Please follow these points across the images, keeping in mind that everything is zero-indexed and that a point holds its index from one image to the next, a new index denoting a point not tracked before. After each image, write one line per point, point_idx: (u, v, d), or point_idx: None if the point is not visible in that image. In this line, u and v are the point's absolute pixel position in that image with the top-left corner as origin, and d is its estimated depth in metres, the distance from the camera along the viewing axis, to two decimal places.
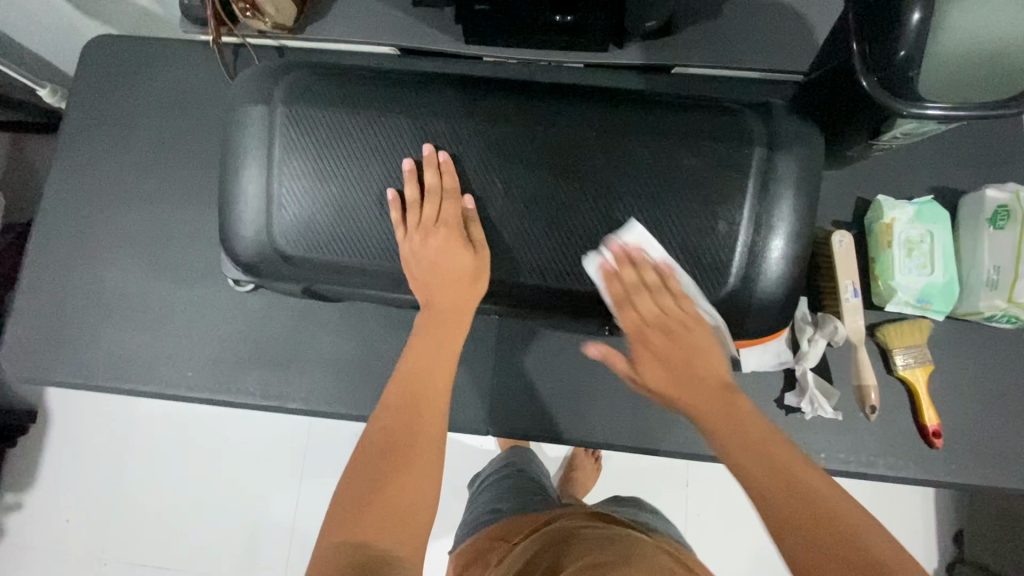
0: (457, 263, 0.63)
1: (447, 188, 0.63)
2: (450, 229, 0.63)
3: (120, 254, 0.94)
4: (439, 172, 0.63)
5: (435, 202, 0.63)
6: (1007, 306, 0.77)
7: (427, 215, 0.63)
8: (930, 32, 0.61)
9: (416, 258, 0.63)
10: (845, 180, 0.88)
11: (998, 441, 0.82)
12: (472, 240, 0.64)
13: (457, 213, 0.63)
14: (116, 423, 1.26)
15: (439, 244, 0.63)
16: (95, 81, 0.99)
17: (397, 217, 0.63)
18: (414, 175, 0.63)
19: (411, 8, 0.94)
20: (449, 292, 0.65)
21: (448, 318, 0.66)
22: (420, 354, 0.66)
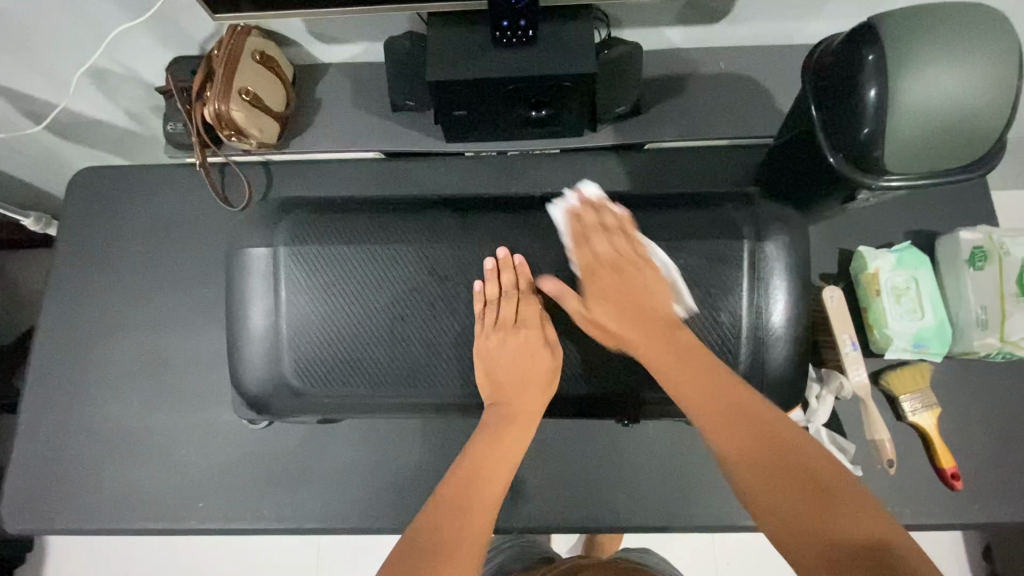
0: (538, 361, 0.65)
1: (523, 288, 0.66)
2: (530, 328, 0.66)
3: (120, 384, 0.93)
4: (515, 273, 0.66)
5: (514, 302, 0.65)
6: (1002, 344, 0.80)
7: (506, 315, 0.65)
8: (890, 107, 0.63)
9: (490, 357, 0.65)
10: (826, 233, 0.91)
11: (1017, 475, 0.83)
12: (548, 340, 0.67)
13: (535, 314, 0.66)
14: (120, 545, 1.21)
15: (516, 343, 0.65)
16: (82, 212, 1.00)
17: (478, 311, 0.65)
18: (492, 274, 0.66)
19: (391, 114, 0.98)
20: (520, 393, 0.64)
21: (513, 425, 0.63)
22: (482, 462, 0.61)
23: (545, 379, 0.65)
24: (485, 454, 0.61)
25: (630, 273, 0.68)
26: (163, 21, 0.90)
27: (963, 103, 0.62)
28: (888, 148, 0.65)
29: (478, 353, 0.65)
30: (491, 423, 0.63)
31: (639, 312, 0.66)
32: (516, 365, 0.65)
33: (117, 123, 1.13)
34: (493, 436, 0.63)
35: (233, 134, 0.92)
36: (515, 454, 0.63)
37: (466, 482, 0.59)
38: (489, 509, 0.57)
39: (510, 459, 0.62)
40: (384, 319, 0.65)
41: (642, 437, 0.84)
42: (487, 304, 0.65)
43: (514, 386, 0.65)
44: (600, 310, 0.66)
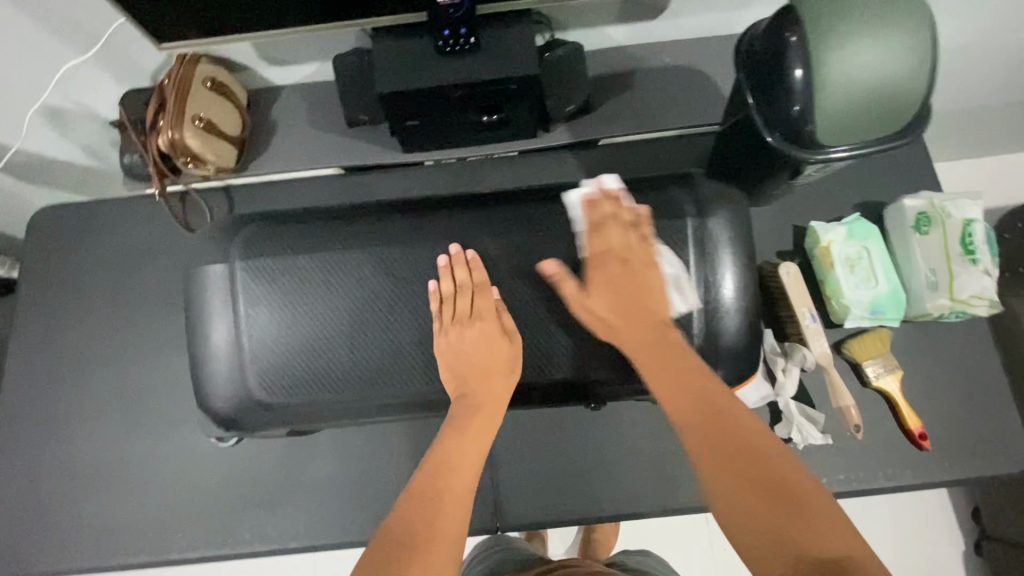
0: (498, 352, 0.65)
1: (478, 282, 0.67)
2: (488, 321, 0.66)
3: (92, 421, 0.92)
4: (469, 269, 0.66)
5: (469, 297, 0.66)
6: (952, 303, 0.82)
7: (462, 310, 0.65)
8: (815, 85, 0.66)
9: (452, 353, 0.65)
10: (778, 212, 0.94)
11: (981, 429, 0.85)
12: (505, 327, 0.66)
13: (491, 305, 0.66)
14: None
15: (475, 336, 0.65)
16: (43, 252, 0.99)
17: (434, 310, 0.66)
18: (447, 272, 0.66)
19: (347, 130, 0.99)
20: (486, 385, 0.65)
21: (482, 413, 0.64)
22: (452, 452, 0.62)
23: (507, 369, 0.65)
24: (456, 445, 0.62)
25: (636, 269, 0.67)
26: (113, 56, 0.91)
27: (884, 74, 0.65)
28: (818, 122, 0.68)
29: (440, 350, 0.65)
30: (459, 416, 0.63)
31: (632, 305, 0.66)
32: (479, 359, 0.65)
33: (76, 161, 1.13)
34: (462, 427, 0.63)
35: (189, 161, 0.93)
36: (485, 442, 0.63)
37: (431, 476, 0.60)
38: (462, 497, 0.59)
39: (480, 446, 0.63)
40: (346, 325, 0.65)
41: (617, 426, 0.85)
42: (444, 300, 0.66)
43: (478, 379, 0.65)
44: (597, 296, 0.66)
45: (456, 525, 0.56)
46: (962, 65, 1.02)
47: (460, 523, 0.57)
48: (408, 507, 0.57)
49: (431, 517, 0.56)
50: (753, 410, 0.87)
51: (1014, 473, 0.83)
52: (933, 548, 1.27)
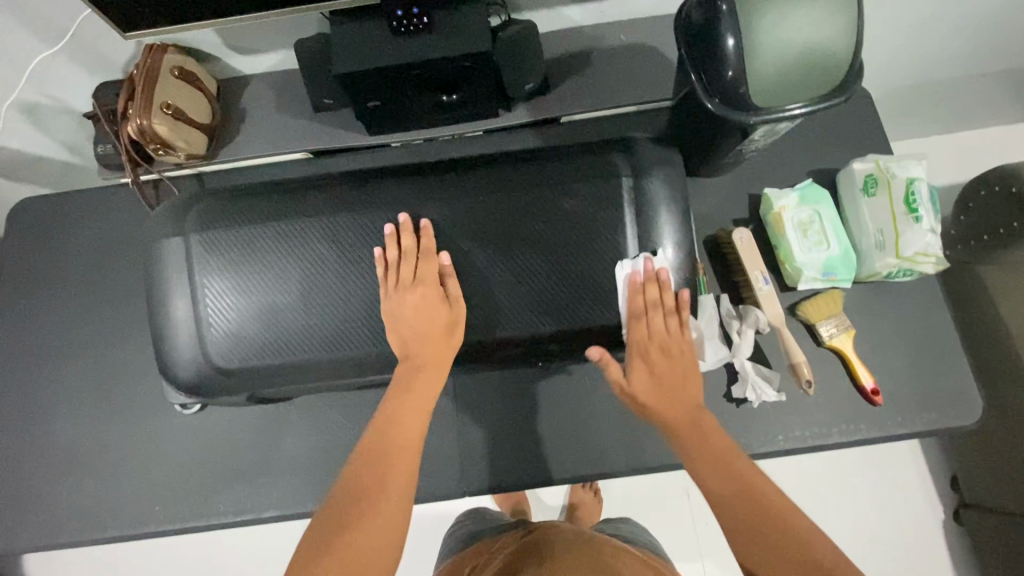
0: (439, 317, 0.68)
1: (425, 248, 0.69)
2: (428, 285, 0.68)
3: (71, 404, 0.95)
4: (414, 237, 0.69)
5: (413, 262, 0.68)
6: (899, 261, 0.85)
7: (405, 275, 0.67)
8: (746, 50, 0.69)
9: (396, 317, 0.67)
10: (733, 181, 0.97)
11: (932, 384, 0.88)
12: (449, 294, 0.69)
13: (434, 271, 0.69)
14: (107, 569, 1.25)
15: (417, 299, 0.67)
16: (22, 242, 1.02)
17: (381, 274, 0.68)
18: (393, 239, 0.69)
19: (314, 115, 1.02)
20: (426, 345, 0.67)
21: (426, 375, 0.66)
22: (396, 417, 0.64)
23: (447, 331, 0.68)
24: (400, 403, 0.65)
25: (676, 355, 0.71)
26: (81, 49, 0.94)
27: (810, 36, 0.68)
28: (753, 84, 0.70)
29: (385, 314, 0.67)
30: (403, 376, 0.66)
31: (677, 387, 0.71)
32: (421, 322, 0.67)
33: (55, 157, 1.16)
34: (406, 386, 0.66)
35: (159, 148, 0.96)
36: (428, 400, 0.66)
37: (378, 443, 0.63)
38: (409, 452, 0.63)
39: (424, 404, 0.66)
40: (301, 290, 0.68)
41: (578, 390, 0.89)
42: (389, 267, 0.68)
43: (420, 340, 0.67)
44: (641, 384, 0.71)
45: (404, 478, 0.60)
46: (914, 35, 1.04)
47: (402, 487, 0.60)
48: (361, 467, 0.61)
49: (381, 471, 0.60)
50: (711, 373, 0.89)
51: (963, 425, 0.86)
52: (907, 512, 1.29)
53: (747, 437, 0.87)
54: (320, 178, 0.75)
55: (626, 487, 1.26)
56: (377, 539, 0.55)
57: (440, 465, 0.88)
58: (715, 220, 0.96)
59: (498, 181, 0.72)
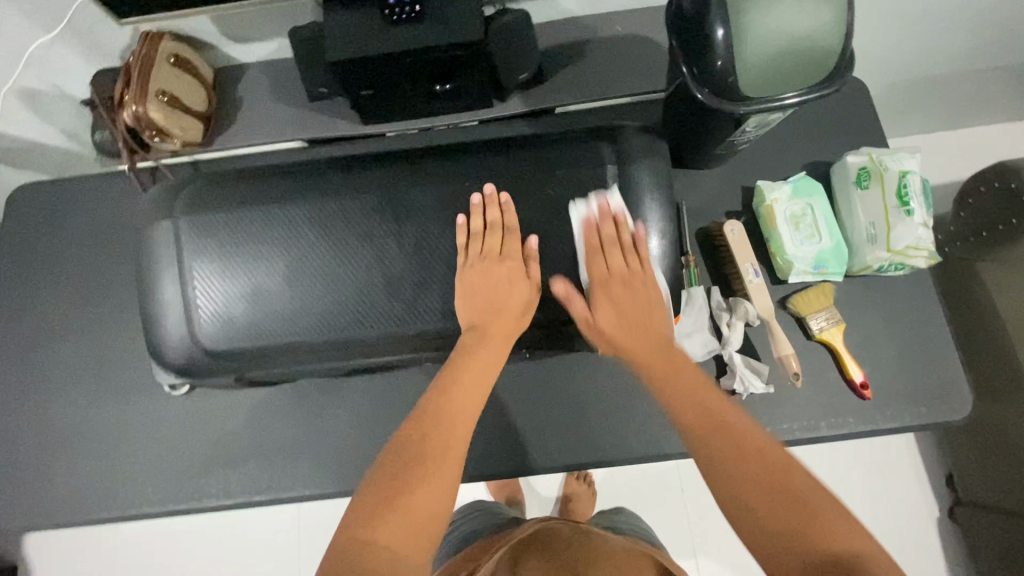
0: (516, 292, 0.70)
1: (510, 224, 0.71)
2: (514, 260, 0.70)
3: (67, 388, 0.96)
4: (501, 210, 0.71)
5: (500, 236, 0.70)
6: (890, 255, 0.85)
7: (491, 246, 0.69)
8: (736, 39, 0.69)
9: (471, 287, 0.69)
10: (726, 173, 0.97)
11: (922, 377, 0.88)
12: (530, 273, 0.70)
13: (519, 248, 0.71)
14: (108, 551, 1.28)
15: (499, 272, 0.69)
16: (20, 227, 1.03)
17: (462, 244, 0.70)
18: (479, 209, 0.70)
19: (309, 104, 1.03)
20: (497, 320, 0.68)
21: (487, 348, 0.67)
22: (455, 384, 0.65)
23: (521, 310, 0.70)
24: (466, 372, 0.65)
25: (637, 288, 0.72)
26: (78, 36, 0.95)
27: (799, 27, 0.68)
28: (742, 73, 0.70)
29: (460, 282, 0.69)
30: (469, 347, 0.67)
31: (638, 323, 0.71)
32: (495, 295, 0.68)
33: (55, 143, 1.17)
34: (472, 356, 0.66)
35: (155, 135, 0.97)
36: (491, 373, 0.67)
37: (433, 412, 0.63)
38: (468, 423, 0.63)
39: (484, 380, 0.66)
40: (289, 274, 0.68)
41: (566, 379, 0.90)
42: (473, 237, 0.70)
43: (492, 314, 0.68)
44: (604, 317, 0.70)
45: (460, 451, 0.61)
46: (913, 28, 1.03)
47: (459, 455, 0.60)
48: (414, 434, 0.61)
49: (440, 439, 0.60)
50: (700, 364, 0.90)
51: (952, 419, 0.86)
52: (901, 509, 1.29)
53: None
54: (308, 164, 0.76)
55: (619, 478, 1.26)
56: (432, 504, 0.56)
57: None
58: (707, 212, 0.96)
59: (482, 170, 0.72)
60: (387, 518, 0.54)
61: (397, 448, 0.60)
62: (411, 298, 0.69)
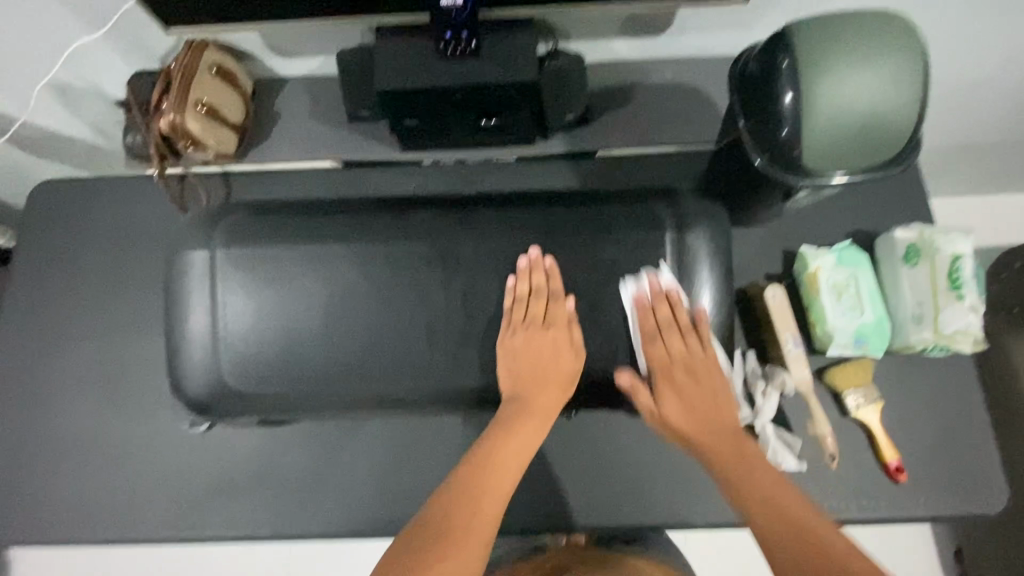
0: (562, 361, 0.70)
1: (554, 290, 0.70)
2: (558, 327, 0.69)
3: (72, 397, 0.92)
4: (546, 276, 0.70)
5: (544, 301, 0.69)
6: (936, 337, 0.82)
7: (536, 313, 0.68)
8: (806, 109, 0.66)
9: (513, 353, 0.69)
10: (770, 234, 0.94)
11: (958, 466, 0.85)
12: (574, 342, 0.70)
13: (564, 313, 0.70)
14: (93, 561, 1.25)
15: (544, 340, 0.69)
16: (40, 226, 1.00)
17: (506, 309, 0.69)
18: (526, 273, 0.69)
19: (348, 125, 1.00)
20: (541, 390, 0.69)
21: (530, 419, 0.68)
22: (495, 453, 0.66)
23: (566, 380, 0.70)
24: (504, 445, 0.67)
25: (702, 377, 0.72)
26: (121, 38, 0.93)
27: (876, 101, 0.65)
28: (808, 146, 0.68)
29: (503, 347, 0.68)
30: (509, 416, 0.68)
31: (707, 416, 0.71)
32: (538, 364, 0.68)
33: (84, 138, 1.15)
34: (512, 425, 0.68)
35: (189, 144, 0.94)
36: (530, 444, 0.68)
37: (469, 480, 0.64)
38: (499, 499, 0.63)
39: (522, 454, 0.67)
40: (325, 317, 0.67)
41: (589, 435, 0.87)
42: (518, 301, 0.69)
43: (535, 382, 0.69)
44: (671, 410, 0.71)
45: (488, 530, 0.60)
46: (964, 99, 1.02)
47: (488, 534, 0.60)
48: (448, 504, 0.62)
49: (468, 515, 0.61)
50: None
51: (987, 513, 0.83)
52: None
53: None
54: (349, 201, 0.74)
55: None
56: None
57: None
58: (746, 272, 0.93)
59: (532, 224, 0.71)
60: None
61: (424, 522, 0.60)
62: (450, 353, 0.68)
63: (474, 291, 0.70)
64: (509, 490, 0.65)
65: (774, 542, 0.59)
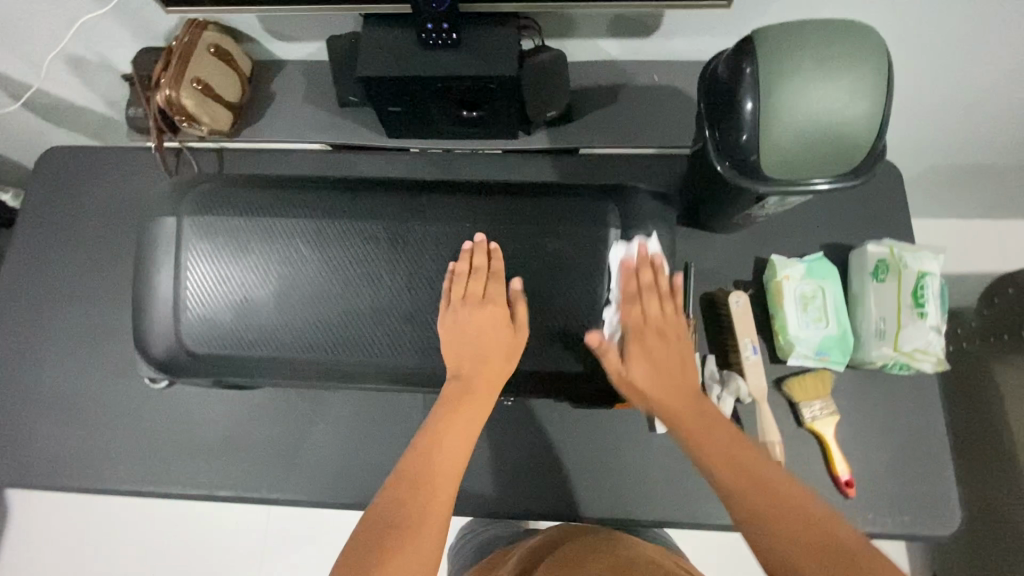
0: (500, 340, 0.71)
1: (494, 270, 0.72)
2: (497, 304, 0.71)
3: (60, 352, 0.98)
4: (489, 256, 0.73)
5: (484, 281, 0.72)
6: (896, 354, 0.82)
7: (476, 290, 0.71)
8: (766, 116, 0.66)
9: (455, 331, 0.70)
10: (742, 241, 0.94)
11: (913, 487, 0.84)
12: (515, 320, 0.72)
13: (503, 292, 0.72)
14: (86, 511, 1.34)
15: (484, 317, 0.70)
16: (44, 187, 1.06)
17: (448, 285, 0.71)
18: (463, 248, 0.71)
19: (339, 110, 1.03)
20: (482, 368, 0.70)
21: (471, 400, 0.69)
22: (440, 436, 0.66)
23: (505, 356, 0.71)
24: (448, 428, 0.67)
25: (670, 339, 0.74)
26: (128, 14, 0.97)
27: (837, 113, 0.65)
28: (766, 152, 0.68)
29: (444, 323, 0.70)
30: (452, 396, 0.69)
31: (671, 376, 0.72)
32: (477, 341, 0.70)
33: (97, 109, 1.20)
34: (455, 407, 0.68)
35: (184, 120, 0.98)
36: (474, 425, 0.68)
37: (421, 463, 0.64)
38: (451, 486, 0.63)
39: (465, 438, 0.67)
40: (279, 288, 0.71)
41: (543, 427, 0.89)
42: (458, 279, 0.71)
43: (476, 359, 0.70)
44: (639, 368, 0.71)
45: (447, 513, 0.61)
46: (956, 118, 1.00)
47: (444, 517, 0.60)
48: (399, 485, 0.62)
49: (426, 497, 0.61)
50: None
51: (937, 535, 0.82)
52: None
53: (707, 506, 0.85)
54: (314, 179, 0.77)
55: None
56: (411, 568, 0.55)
57: None
58: (715, 277, 0.93)
59: (483, 213, 0.75)
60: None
61: (384, 511, 0.59)
62: (397, 333, 0.72)
63: (422, 272, 0.72)
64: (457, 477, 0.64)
65: (752, 527, 0.58)
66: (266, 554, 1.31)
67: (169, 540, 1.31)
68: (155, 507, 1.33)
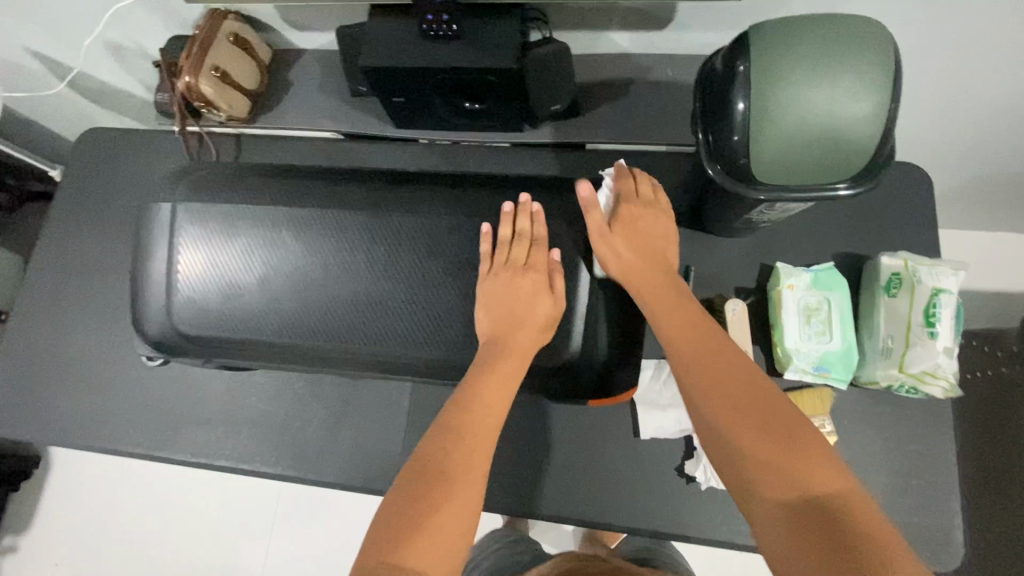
0: (541, 306, 0.73)
1: (538, 236, 0.76)
2: (539, 272, 0.74)
3: (82, 322, 1.05)
4: (531, 220, 0.76)
5: (528, 247, 0.75)
6: (902, 376, 0.77)
7: (517, 256, 0.74)
8: (757, 118, 0.63)
9: (492, 295, 0.73)
10: (748, 244, 0.90)
11: (910, 517, 0.79)
12: (554, 288, 0.74)
13: (546, 261, 0.75)
14: (113, 471, 1.44)
15: (523, 282, 0.73)
16: (79, 165, 1.13)
17: (488, 248, 0.74)
18: (510, 217, 0.76)
19: (350, 99, 1.05)
20: (518, 333, 0.71)
21: (509, 360, 0.69)
22: (475, 392, 0.67)
23: (543, 324, 0.72)
24: (486, 383, 0.67)
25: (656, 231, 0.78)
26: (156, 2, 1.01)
27: (835, 114, 0.61)
28: (757, 155, 0.65)
29: (484, 285, 0.73)
30: (488, 357, 0.69)
31: (653, 262, 0.75)
32: (512, 306, 0.72)
33: (133, 93, 1.27)
34: (491, 366, 0.68)
35: (203, 106, 1.02)
36: (513, 385, 0.69)
37: (458, 415, 0.65)
38: (487, 443, 0.64)
39: (503, 394, 0.68)
40: (260, 273, 0.75)
41: (524, 423, 0.89)
42: (501, 244, 0.74)
43: (511, 325, 0.71)
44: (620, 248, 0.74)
45: (481, 474, 0.62)
46: (999, 124, 0.92)
47: (479, 476, 0.61)
48: (438, 439, 0.63)
49: (462, 455, 0.62)
50: (667, 441, 0.86)
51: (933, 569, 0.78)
52: None
53: (684, 517, 0.84)
54: (301, 171, 0.82)
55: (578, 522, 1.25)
56: (451, 525, 0.57)
57: (378, 462, 0.91)
58: (715, 282, 0.89)
59: (458, 204, 0.77)
60: (420, 548, 0.55)
61: (420, 466, 0.61)
62: (370, 321, 0.74)
63: (393, 261, 0.74)
64: (495, 436, 0.66)
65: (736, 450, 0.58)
66: (274, 521, 1.38)
67: (188, 501, 1.40)
68: (174, 472, 1.41)
